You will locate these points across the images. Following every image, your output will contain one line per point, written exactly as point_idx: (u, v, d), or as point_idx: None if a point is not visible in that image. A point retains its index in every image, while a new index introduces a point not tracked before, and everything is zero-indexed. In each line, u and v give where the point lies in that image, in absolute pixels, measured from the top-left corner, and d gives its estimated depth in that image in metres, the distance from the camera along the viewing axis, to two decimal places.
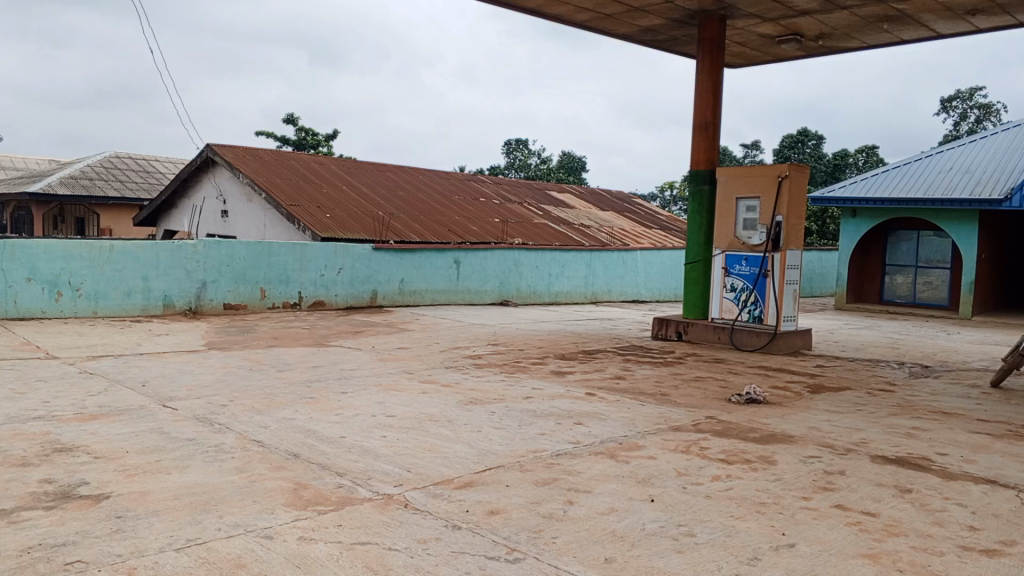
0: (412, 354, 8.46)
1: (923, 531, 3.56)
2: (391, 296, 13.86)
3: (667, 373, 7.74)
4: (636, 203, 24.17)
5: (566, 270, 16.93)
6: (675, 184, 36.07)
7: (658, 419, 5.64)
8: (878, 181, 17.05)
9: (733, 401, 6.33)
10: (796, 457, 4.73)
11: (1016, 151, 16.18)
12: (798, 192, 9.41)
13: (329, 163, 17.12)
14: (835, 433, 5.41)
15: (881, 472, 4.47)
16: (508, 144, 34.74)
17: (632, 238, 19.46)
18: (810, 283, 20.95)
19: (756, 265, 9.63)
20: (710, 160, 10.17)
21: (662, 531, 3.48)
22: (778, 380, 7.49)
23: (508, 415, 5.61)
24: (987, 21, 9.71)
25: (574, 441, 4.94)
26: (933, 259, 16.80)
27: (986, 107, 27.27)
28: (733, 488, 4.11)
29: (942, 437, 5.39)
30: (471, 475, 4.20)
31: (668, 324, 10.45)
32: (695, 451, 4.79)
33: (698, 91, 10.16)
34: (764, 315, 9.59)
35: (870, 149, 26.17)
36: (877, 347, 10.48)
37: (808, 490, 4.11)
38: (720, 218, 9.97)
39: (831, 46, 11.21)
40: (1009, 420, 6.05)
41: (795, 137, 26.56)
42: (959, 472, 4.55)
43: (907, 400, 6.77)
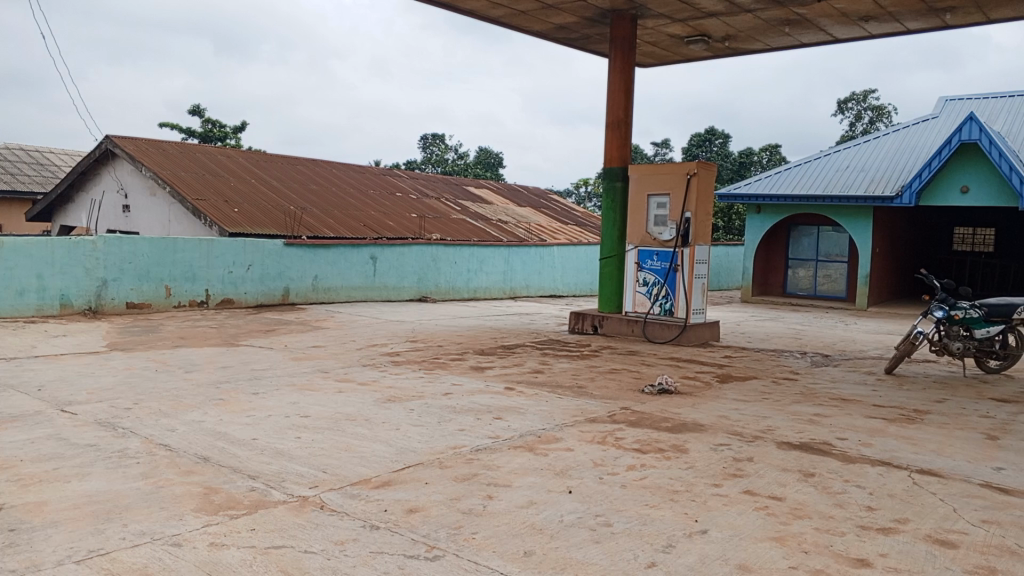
0: (327, 352, 8.30)
1: (826, 513, 3.73)
2: (304, 293, 13.56)
3: (584, 366, 7.86)
4: (552, 198, 24.42)
5: (485, 265, 16.95)
6: (589, 180, 36.64)
7: (575, 412, 5.72)
8: (781, 179, 17.76)
9: (646, 392, 6.48)
10: (707, 445, 4.89)
11: (906, 152, 17.14)
12: (706, 189, 9.68)
13: (237, 157, 16.59)
14: (743, 421, 5.62)
15: (787, 458, 4.67)
16: (424, 138, 34.53)
17: (548, 234, 19.65)
18: (718, 277, 21.67)
19: (667, 260, 9.88)
20: (623, 157, 10.36)
21: (580, 522, 3.53)
22: (689, 371, 7.72)
23: (426, 412, 5.58)
24: (879, 28, 10.23)
25: (493, 436, 4.96)
26: (831, 253, 17.67)
27: (878, 108, 28.78)
28: (647, 477, 4.21)
29: (842, 422, 5.67)
30: (389, 474, 4.15)
31: (584, 318, 10.58)
32: (611, 442, 4.89)
33: (610, 90, 10.32)
34: (675, 308, 9.87)
35: (773, 148, 27.25)
36: (781, 338, 10.95)
37: (719, 477, 4.24)
38: (633, 215, 10.19)
39: (736, 48, 11.60)
40: (902, 405, 6.42)
41: (703, 135, 27.40)
42: (858, 455, 4.79)
43: (809, 388, 7.09)
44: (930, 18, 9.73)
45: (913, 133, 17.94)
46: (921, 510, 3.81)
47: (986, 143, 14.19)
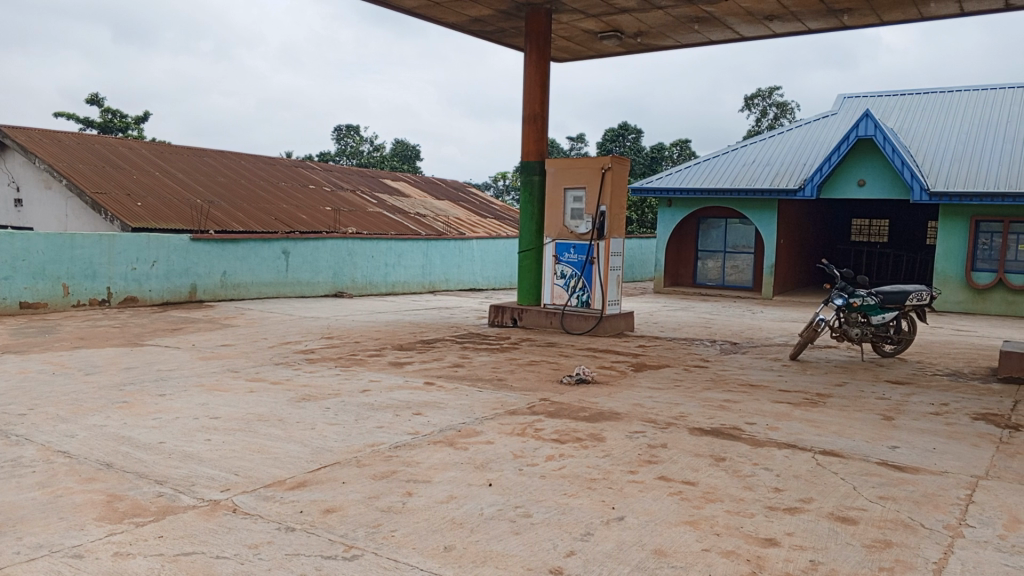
0: (238, 352, 8.04)
1: (736, 496, 3.86)
2: (212, 289, 13.11)
3: (503, 358, 7.89)
4: (471, 191, 24.39)
5: (403, 259, 16.77)
6: (507, 174, 36.79)
7: (495, 404, 5.74)
8: (691, 173, 18.24)
9: (565, 383, 6.56)
10: (623, 433, 4.98)
11: (808, 147, 17.90)
12: (620, 183, 9.85)
13: (139, 148, 15.85)
14: (657, 408, 5.75)
15: (699, 443, 4.80)
16: (338, 129, 33.93)
17: (467, 227, 19.61)
18: (632, 269, 22.12)
19: (584, 253, 10.01)
20: (539, 151, 10.43)
21: (500, 515, 3.54)
22: (605, 361, 7.86)
23: (343, 410, 5.48)
24: (782, 27, 10.61)
25: (412, 432, 4.91)
26: (738, 245, 18.28)
27: (782, 105, 29.94)
28: (566, 466, 4.26)
29: (750, 407, 5.88)
30: (304, 474, 4.06)
31: (503, 311, 10.62)
32: (530, 433, 4.92)
33: (526, 83, 10.36)
34: (592, 299, 10.01)
35: (683, 143, 28.02)
36: (693, 327, 11.27)
37: (634, 464, 4.33)
38: (550, 209, 10.28)
39: (648, 44, 11.82)
40: (805, 389, 6.72)
41: (617, 130, 27.86)
42: (765, 438, 4.98)
43: (719, 375, 7.33)
44: (829, 19, 10.16)
45: (815, 129, 18.75)
46: (824, 489, 3.99)
47: (881, 138, 14.97)
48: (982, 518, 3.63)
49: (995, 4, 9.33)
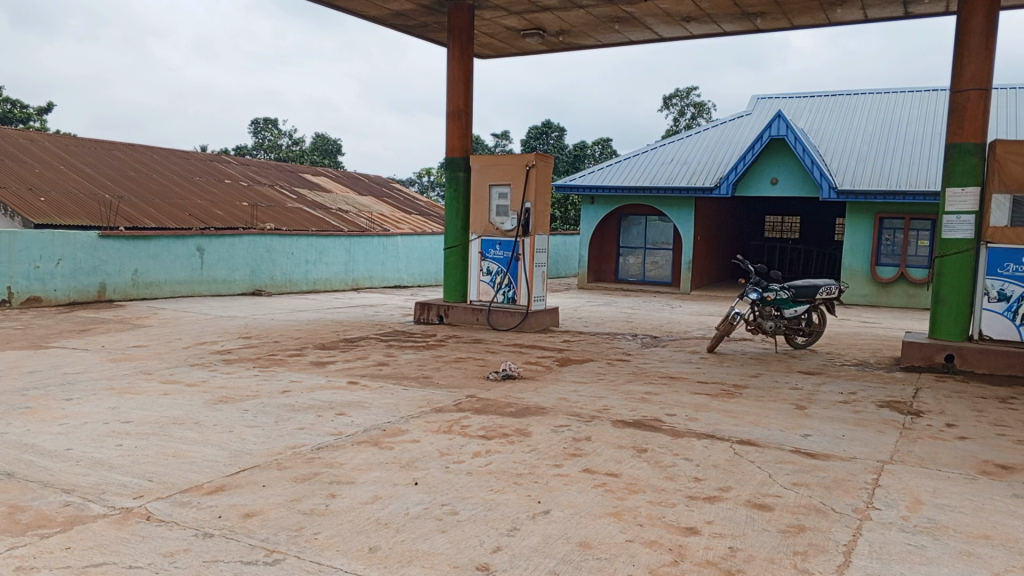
0: (151, 353, 7.73)
1: (658, 486, 3.95)
2: (123, 289, 12.57)
3: (429, 356, 7.84)
4: (395, 187, 24.16)
5: (324, 256, 16.46)
6: (431, 169, 36.64)
7: (421, 402, 5.70)
8: (613, 170, 18.52)
9: (491, 379, 6.56)
10: (548, 427, 5.02)
11: (724, 146, 18.44)
12: (544, 180, 9.92)
13: (41, 140, 15.04)
14: (581, 402, 5.83)
15: (622, 435, 4.88)
16: (255, 122, 33.06)
17: (391, 223, 19.40)
18: (556, 265, 22.32)
19: (509, 249, 10.04)
20: (464, 147, 10.40)
21: (426, 513, 3.52)
22: (531, 356, 7.91)
23: (262, 411, 5.34)
24: (699, 28, 10.89)
25: (335, 433, 4.82)
26: (658, 241, 18.68)
27: (699, 105, 30.74)
28: (492, 463, 4.26)
29: (670, 399, 6.03)
30: (222, 479, 3.94)
31: (429, 308, 10.54)
32: (457, 430, 4.90)
33: (450, 79, 10.30)
34: (517, 296, 10.05)
35: (605, 142, 28.49)
36: (615, 321, 11.48)
37: (559, 458, 4.37)
38: (475, 205, 10.27)
39: (570, 42, 11.94)
40: (722, 380, 6.94)
41: (540, 128, 28.07)
42: (685, 429, 5.10)
43: (641, 368, 7.48)
44: (743, 22, 10.48)
45: (730, 128, 19.34)
46: (742, 478, 4.11)
47: (792, 138, 15.53)
48: (887, 501, 3.81)
49: (896, 11, 9.81)
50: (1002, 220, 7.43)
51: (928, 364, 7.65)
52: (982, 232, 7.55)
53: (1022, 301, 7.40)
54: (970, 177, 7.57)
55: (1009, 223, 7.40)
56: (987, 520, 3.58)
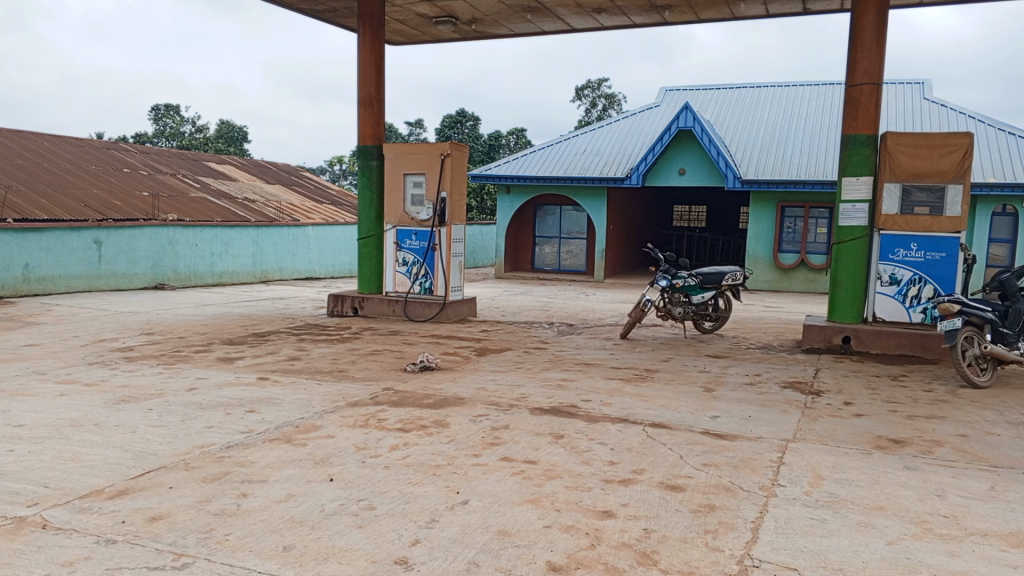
0: (45, 352, 7.30)
1: (575, 471, 4.01)
2: (12, 284, 11.83)
3: (344, 349, 7.70)
4: (305, 176, 23.60)
5: (231, 247, 15.92)
6: (343, 157, 36.04)
7: (335, 397, 5.59)
8: (528, 160, 18.60)
9: (409, 371, 6.50)
10: (466, 418, 5.01)
11: (635, 137, 18.80)
12: (459, 169, 9.87)
13: None
14: (499, 391, 5.84)
15: (539, 422, 4.93)
16: (156, 108, 31.91)
17: (301, 213, 18.92)
18: (473, 256, 22.30)
19: (425, 239, 9.96)
20: (376, 135, 10.24)
21: (341, 509, 3.46)
22: (448, 347, 7.89)
23: (168, 411, 5.13)
24: (610, 20, 11.02)
25: (246, 431, 4.68)
26: (572, 231, 18.92)
27: (610, 97, 31.23)
28: (410, 455, 4.23)
29: (585, 385, 6.13)
30: (125, 482, 3.76)
31: (343, 300, 10.37)
32: (373, 424, 4.84)
33: (360, 65, 10.09)
34: (435, 286, 10.01)
35: (519, 132, 28.62)
36: (531, 310, 11.57)
37: (478, 448, 4.38)
38: (390, 195, 10.12)
39: (482, 31, 11.90)
40: (635, 365, 7.10)
41: (454, 117, 27.93)
42: (600, 414, 5.20)
43: (557, 356, 7.57)
44: (652, 14, 10.68)
45: (640, 120, 19.74)
46: (654, 460, 4.22)
47: (699, 129, 15.94)
48: (791, 478, 3.99)
49: (795, 7, 10.20)
50: (893, 208, 7.86)
51: (827, 346, 8.03)
52: (875, 220, 7.97)
53: (911, 284, 7.84)
54: (864, 167, 7.95)
55: (899, 211, 7.84)
56: (882, 492, 3.79)
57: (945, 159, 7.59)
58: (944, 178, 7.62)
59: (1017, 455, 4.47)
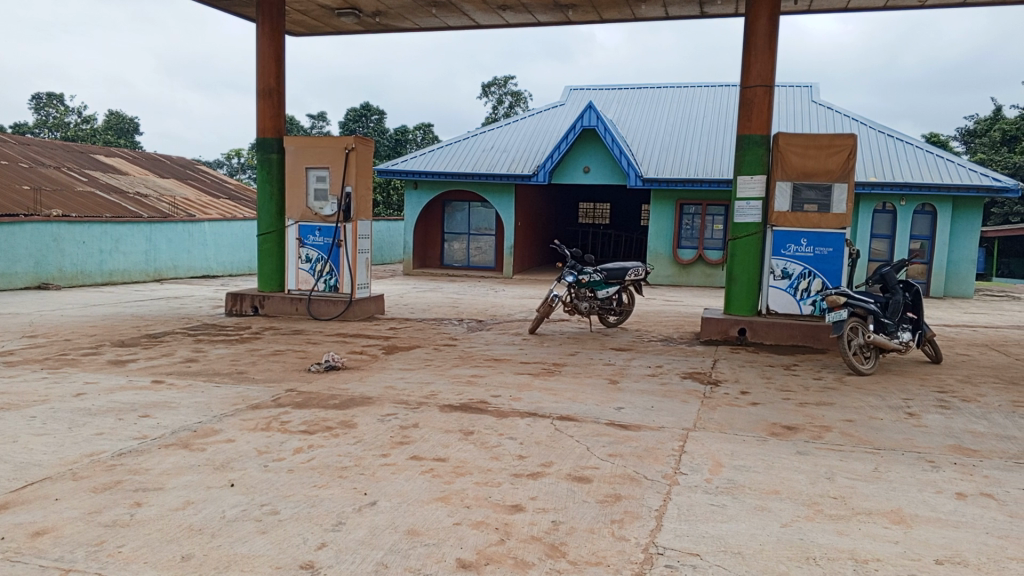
0: None
1: (484, 467, 4.01)
2: None
3: (245, 350, 7.45)
4: (202, 169, 22.70)
5: (121, 245, 15.14)
6: (241, 150, 34.85)
7: (236, 399, 5.40)
8: (434, 156, 18.48)
9: (314, 371, 6.35)
10: (374, 417, 4.94)
11: (540, 135, 18.98)
12: (364, 164, 9.70)
13: None
14: (408, 389, 5.78)
15: (448, 420, 4.91)
16: (37, 97, 29.94)
17: (198, 209, 18.19)
18: (380, 252, 21.99)
19: (330, 235, 9.76)
20: (276, 128, 9.95)
21: (243, 515, 3.34)
22: (356, 345, 7.74)
23: (53, 418, 4.83)
24: (516, 17, 11.07)
25: (139, 437, 4.46)
26: (481, 227, 18.92)
27: (516, 94, 31.45)
28: (315, 458, 4.13)
29: (495, 380, 6.16)
30: (6, 496, 3.52)
31: (243, 299, 10.03)
32: (276, 427, 4.70)
33: (259, 56, 9.77)
34: (340, 284, 9.81)
35: (426, 127, 28.43)
36: (440, 307, 11.52)
37: (386, 447, 4.32)
38: (292, 189, 9.86)
39: (386, 25, 11.74)
40: (543, 360, 7.18)
41: (359, 111, 27.49)
42: (509, 409, 5.23)
43: (467, 352, 7.56)
44: (556, 13, 10.80)
45: (545, 117, 19.96)
46: (562, 453, 4.27)
47: (602, 128, 16.23)
48: (692, 466, 4.12)
49: (693, 10, 10.53)
50: (784, 205, 8.24)
51: (724, 338, 8.34)
52: (768, 217, 8.33)
53: (801, 278, 8.24)
54: (758, 166, 8.28)
55: (790, 208, 8.23)
56: (777, 477, 3.97)
57: (832, 159, 8.01)
58: (831, 177, 8.05)
59: (897, 438, 4.77)
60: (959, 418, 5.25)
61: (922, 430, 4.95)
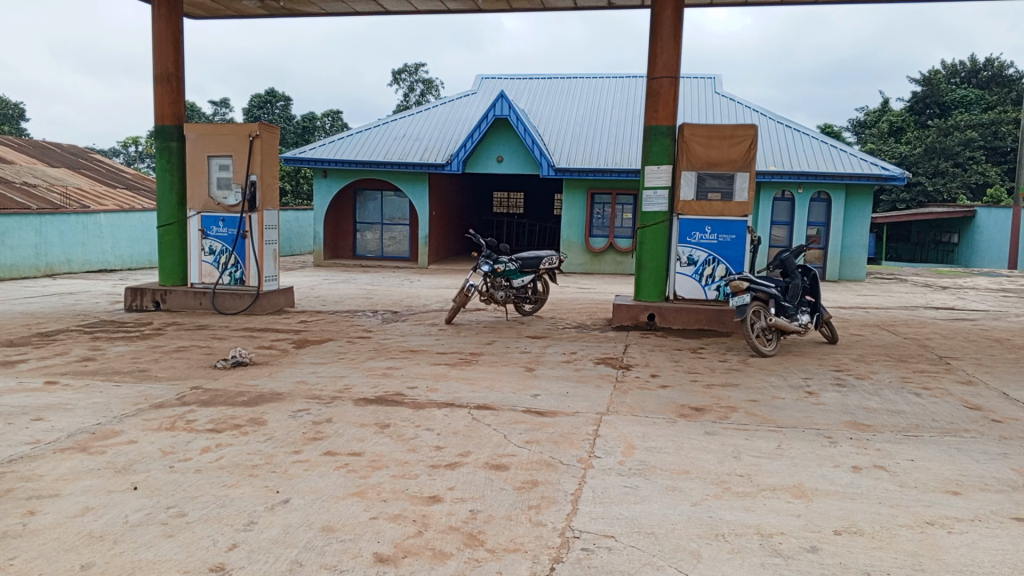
0: None
1: (401, 459, 3.97)
2: None
3: (146, 347, 7.13)
4: (96, 158, 21.56)
5: (9, 238, 14.23)
6: (138, 137, 33.32)
7: (138, 399, 5.17)
8: (343, 144, 18.11)
9: (220, 367, 6.14)
10: (285, 414, 4.82)
11: (452, 123, 18.88)
12: (270, 151, 9.39)
13: None
14: (320, 383, 5.68)
15: (363, 413, 4.84)
16: None
17: (92, 199, 17.26)
18: (288, 243, 21.44)
19: (234, 226, 9.43)
20: (176, 115, 9.54)
21: (148, 519, 3.21)
22: (265, 340, 7.53)
23: None
24: (426, 4, 10.95)
25: (32, 441, 4.21)
26: (394, 217, 18.69)
27: (428, 82, 31.15)
28: (223, 457, 4.00)
29: (410, 372, 6.11)
30: None
31: (143, 294, 9.59)
32: (181, 426, 4.52)
33: (156, 39, 9.32)
34: (246, 276, 9.51)
35: (334, 114, 27.85)
36: (353, 298, 11.33)
37: (298, 444, 4.22)
38: (193, 178, 9.48)
39: (290, 9, 11.41)
40: (460, 350, 7.17)
41: (264, 97, 26.71)
42: (425, 400, 5.19)
43: (382, 344, 7.47)
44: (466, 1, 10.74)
45: (457, 106, 19.89)
46: (479, 441, 4.29)
47: (514, 117, 16.25)
48: (606, 449, 4.21)
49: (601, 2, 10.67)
50: (690, 194, 8.48)
51: (634, 324, 8.53)
52: (675, 206, 8.55)
53: (706, 264, 8.51)
54: (664, 156, 8.47)
55: (695, 197, 8.48)
56: (685, 457, 4.09)
57: (734, 149, 8.30)
58: (734, 166, 8.34)
59: (798, 415, 4.99)
60: (853, 395, 5.55)
61: (820, 407, 5.21)
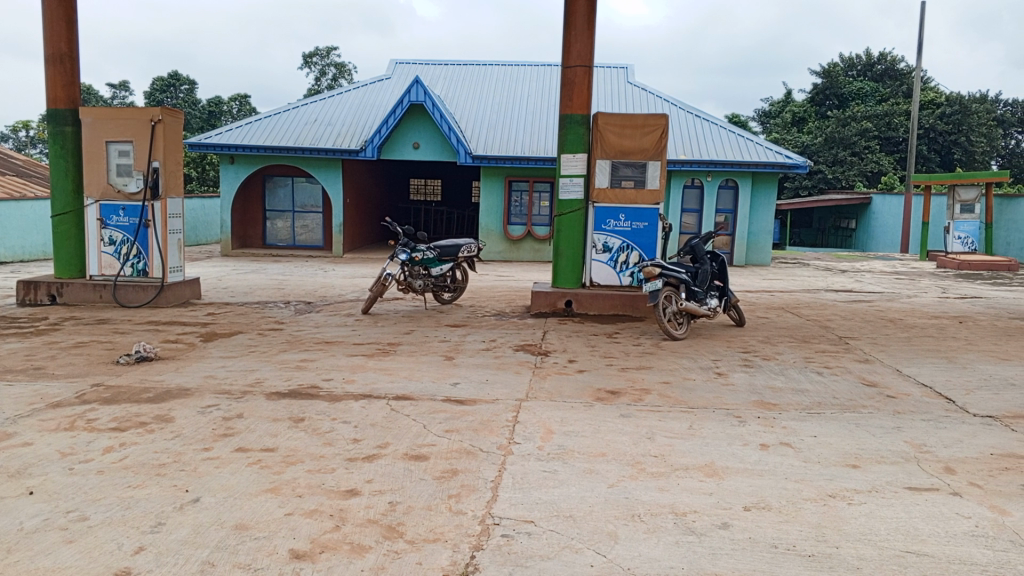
0: None
1: (317, 454, 3.90)
2: None
3: (40, 343, 6.74)
4: None
5: None
6: (30, 121, 31.46)
7: (32, 398, 4.88)
8: (252, 129, 17.52)
9: (122, 363, 5.87)
10: (193, 410, 4.65)
11: (366, 109, 18.55)
12: (173, 137, 9.00)
13: None
14: (231, 378, 5.51)
15: (276, 408, 4.71)
16: None
17: None
18: (194, 231, 20.63)
19: (136, 215, 9.00)
20: (70, 98, 9.02)
21: (46, 525, 3.04)
22: (170, 334, 7.23)
23: None
24: None
25: None
26: (307, 204, 18.26)
27: (339, 66, 30.46)
28: (128, 456, 3.83)
29: (326, 363, 5.99)
30: None
31: (36, 287, 9.06)
32: (81, 426, 4.30)
33: (47, 17, 8.78)
34: (150, 268, 9.11)
35: (242, 98, 26.95)
36: (264, 289, 11.01)
37: (208, 440, 4.08)
38: (90, 164, 8.99)
39: None
40: (376, 340, 7.08)
41: (167, 80, 25.65)
42: (341, 392, 5.11)
43: (295, 336, 7.29)
44: None
45: (371, 91, 19.55)
46: (397, 432, 4.24)
47: (430, 103, 16.08)
48: (525, 435, 4.23)
49: None
50: (604, 182, 8.60)
51: (552, 310, 8.61)
52: (590, 193, 8.65)
53: (621, 251, 8.66)
54: (579, 145, 8.55)
55: (609, 185, 8.61)
56: (602, 440, 4.16)
57: (646, 138, 8.46)
58: (646, 155, 8.51)
59: (708, 396, 5.15)
60: (760, 375, 5.77)
61: (729, 388, 5.39)
